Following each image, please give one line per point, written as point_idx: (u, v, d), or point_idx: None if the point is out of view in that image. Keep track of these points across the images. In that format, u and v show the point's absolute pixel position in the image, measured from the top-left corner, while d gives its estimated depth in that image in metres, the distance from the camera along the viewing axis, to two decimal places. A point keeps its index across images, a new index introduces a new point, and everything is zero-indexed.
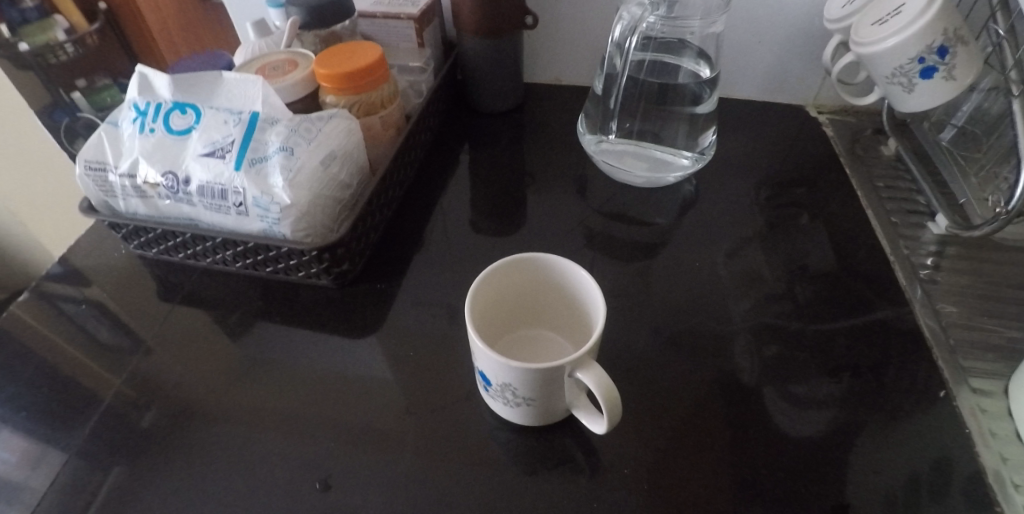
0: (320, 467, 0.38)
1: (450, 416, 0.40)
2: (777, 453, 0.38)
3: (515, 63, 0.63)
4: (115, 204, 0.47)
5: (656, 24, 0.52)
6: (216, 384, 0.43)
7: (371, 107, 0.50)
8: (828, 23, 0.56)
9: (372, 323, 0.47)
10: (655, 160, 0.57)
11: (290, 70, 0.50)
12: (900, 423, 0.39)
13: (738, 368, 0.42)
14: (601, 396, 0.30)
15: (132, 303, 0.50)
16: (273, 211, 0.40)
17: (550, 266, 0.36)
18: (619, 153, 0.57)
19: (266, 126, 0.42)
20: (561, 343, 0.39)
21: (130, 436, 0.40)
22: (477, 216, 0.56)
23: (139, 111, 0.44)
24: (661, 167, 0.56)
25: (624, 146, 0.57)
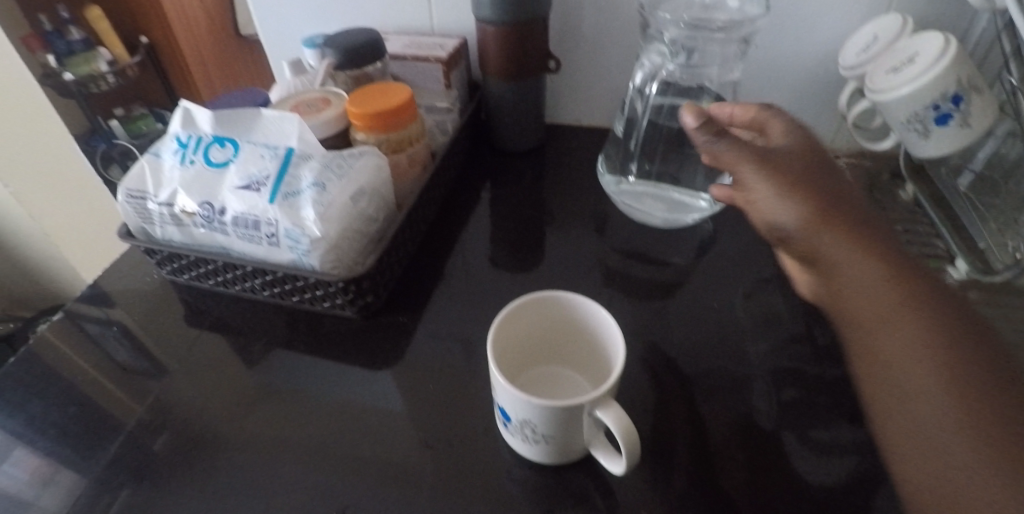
0: (337, 497, 0.38)
1: (467, 450, 0.40)
2: (799, 502, 0.37)
3: (537, 104, 0.65)
4: (152, 231, 0.49)
5: (675, 71, 0.55)
6: (238, 411, 0.44)
7: (399, 144, 0.51)
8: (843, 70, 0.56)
9: (393, 354, 0.47)
10: (673, 203, 0.57)
11: (323, 107, 0.52)
12: None
13: (757, 411, 0.42)
14: (620, 436, 0.30)
15: (161, 327, 0.51)
16: (304, 243, 0.42)
17: (570, 304, 0.37)
18: (638, 195, 0.59)
19: (300, 162, 0.44)
20: (580, 381, 0.40)
21: (153, 459, 0.41)
22: (498, 250, 0.57)
23: (181, 143, 0.47)
24: (680, 209, 0.57)
25: (643, 189, 0.59)
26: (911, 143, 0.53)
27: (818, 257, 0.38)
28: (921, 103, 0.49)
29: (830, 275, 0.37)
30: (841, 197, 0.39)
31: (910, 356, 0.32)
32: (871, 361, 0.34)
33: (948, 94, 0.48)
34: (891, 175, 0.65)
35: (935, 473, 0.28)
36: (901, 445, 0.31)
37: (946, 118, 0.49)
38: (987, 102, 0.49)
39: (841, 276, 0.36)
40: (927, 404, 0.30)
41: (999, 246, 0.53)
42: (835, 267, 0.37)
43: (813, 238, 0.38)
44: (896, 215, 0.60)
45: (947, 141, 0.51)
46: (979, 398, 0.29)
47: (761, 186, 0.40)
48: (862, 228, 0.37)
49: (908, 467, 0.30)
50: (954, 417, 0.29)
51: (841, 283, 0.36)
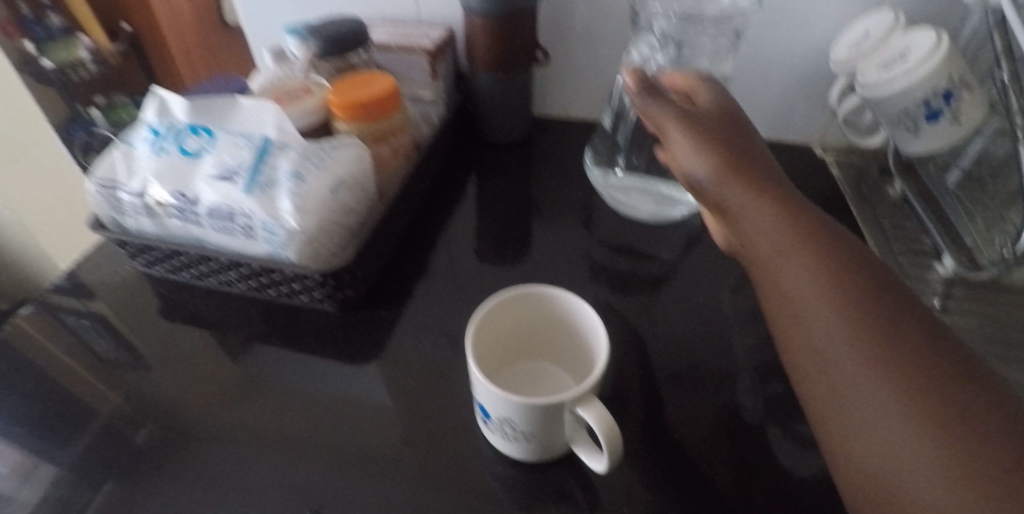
0: (314, 495, 0.37)
1: (449, 447, 0.40)
2: (783, 498, 0.37)
3: (525, 95, 0.64)
4: (123, 221, 0.47)
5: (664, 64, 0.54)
6: (213, 406, 0.43)
7: (380, 135, 0.50)
8: (833, 65, 0.55)
9: (374, 349, 0.46)
10: (661, 196, 0.57)
11: (303, 96, 0.51)
12: None
13: (743, 407, 0.42)
14: (602, 435, 0.29)
15: (135, 320, 0.49)
16: (280, 235, 0.41)
17: (553, 300, 0.36)
18: (625, 189, 0.58)
19: (277, 151, 0.43)
20: (564, 379, 0.39)
21: (123, 456, 0.39)
22: (484, 243, 0.56)
23: (155, 132, 0.45)
24: (668, 204, 0.57)
25: (631, 182, 0.58)
26: (900, 140, 0.53)
27: (727, 211, 0.38)
28: (912, 101, 0.49)
29: (736, 228, 0.37)
30: (747, 154, 0.39)
31: (812, 296, 0.30)
32: (776, 308, 0.33)
33: (939, 91, 0.47)
34: (879, 170, 0.65)
35: (846, 409, 0.27)
36: (810, 387, 0.29)
37: (937, 115, 0.49)
38: (978, 99, 0.49)
39: (746, 227, 0.36)
40: (832, 342, 0.29)
41: (986, 241, 0.52)
42: (743, 218, 0.36)
43: (724, 192, 0.37)
44: (882, 211, 0.60)
45: (937, 138, 0.51)
46: (879, 330, 0.28)
47: (683, 142, 0.41)
48: (767, 182, 0.37)
49: (818, 405, 0.29)
50: (858, 350, 0.28)
51: (744, 234, 0.36)
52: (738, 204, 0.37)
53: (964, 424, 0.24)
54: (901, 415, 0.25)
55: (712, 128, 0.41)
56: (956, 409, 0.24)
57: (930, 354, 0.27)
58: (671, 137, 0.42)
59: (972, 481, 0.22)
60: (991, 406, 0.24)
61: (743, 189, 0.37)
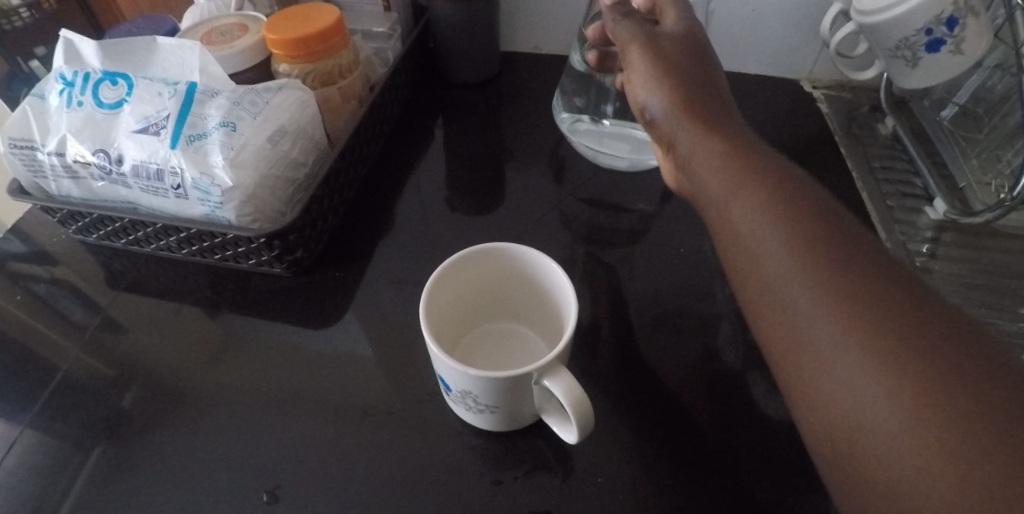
0: (268, 476, 0.35)
1: (414, 416, 0.37)
2: (763, 456, 0.35)
3: (491, 29, 0.58)
4: (45, 185, 0.42)
5: None
6: (159, 385, 0.39)
7: (328, 77, 0.45)
8: None
9: (331, 314, 0.43)
10: (638, 140, 0.51)
11: (239, 35, 0.45)
12: None
13: (723, 363, 0.39)
14: (570, 406, 0.27)
15: (71, 294, 0.45)
16: (214, 194, 0.37)
17: (518, 256, 0.33)
18: (598, 135, 0.52)
19: (205, 99, 0.38)
20: (535, 341, 0.36)
21: (63, 445, 0.37)
22: (453, 194, 0.52)
23: (66, 81, 0.40)
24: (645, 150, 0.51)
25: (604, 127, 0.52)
26: (897, 72, 0.49)
27: (676, 148, 0.34)
28: (912, 28, 0.44)
29: (683, 164, 0.33)
30: (703, 80, 0.35)
31: (766, 231, 0.27)
32: (727, 246, 0.29)
33: (943, 17, 0.42)
34: (870, 107, 0.61)
35: (804, 355, 0.24)
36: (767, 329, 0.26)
37: (939, 45, 0.44)
38: (983, 27, 0.44)
39: (696, 162, 0.32)
40: (790, 282, 0.25)
41: (980, 184, 0.50)
42: (693, 152, 0.32)
43: (674, 124, 0.34)
44: (873, 150, 0.56)
45: (936, 71, 0.46)
46: (840, 266, 0.25)
47: (640, 66, 0.36)
48: (717, 114, 0.34)
49: (775, 347, 0.26)
50: (820, 297, 0.24)
51: (691, 170, 0.33)
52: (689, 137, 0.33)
53: (935, 371, 0.21)
54: (864, 363, 0.22)
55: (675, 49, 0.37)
56: (927, 353, 0.21)
57: (897, 291, 0.24)
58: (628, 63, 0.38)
59: (942, 435, 0.20)
60: (962, 348, 0.22)
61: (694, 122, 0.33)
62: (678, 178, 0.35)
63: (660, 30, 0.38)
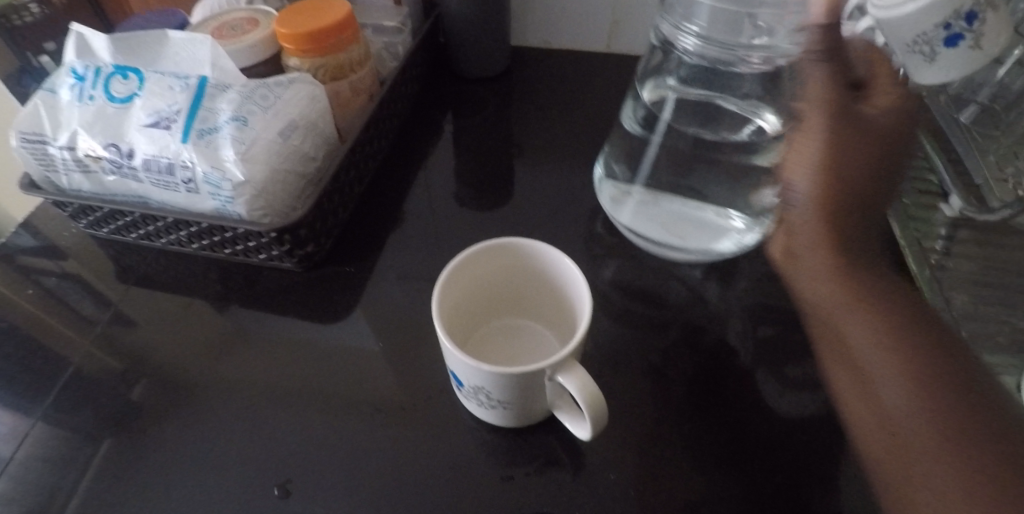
0: (280, 470, 0.35)
1: (424, 411, 0.37)
2: (776, 454, 0.34)
3: (501, 23, 0.57)
4: (57, 179, 0.42)
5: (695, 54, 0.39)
6: (171, 378, 0.39)
7: (338, 71, 0.45)
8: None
9: (341, 309, 0.43)
10: (712, 225, 0.41)
11: (249, 29, 0.45)
12: None
13: (735, 360, 0.39)
14: (584, 402, 0.27)
15: (83, 288, 0.46)
16: (226, 188, 0.36)
17: (531, 253, 0.32)
18: (655, 220, 0.42)
19: (216, 93, 0.38)
20: (547, 337, 0.36)
21: (75, 439, 0.37)
22: (462, 190, 0.52)
23: (78, 76, 0.40)
24: (722, 237, 0.41)
25: (663, 212, 0.42)
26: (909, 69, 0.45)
27: (791, 235, 0.33)
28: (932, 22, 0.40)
29: (798, 266, 0.33)
30: (874, 182, 0.31)
31: (874, 347, 0.29)
32: (821, 326, 0.33)
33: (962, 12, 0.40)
34: None
35: (897, 457, 0.27)
36: (849, 404, 0.31)
37: (956, 40, 0.42)
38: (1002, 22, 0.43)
39: (807, 258, 0.32)
40: (891, 395, 0.28)
41: None
42: (806, 250, 0.32)
43: (805, 226, 0.32)
44: None
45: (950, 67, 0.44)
46: (945, 397, 0.27)
47: (810, 149, 0.31)
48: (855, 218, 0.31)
49: (856, 416, 0.30)
50: (917, 403, 0.27)
51: (801, 268, 0.33)
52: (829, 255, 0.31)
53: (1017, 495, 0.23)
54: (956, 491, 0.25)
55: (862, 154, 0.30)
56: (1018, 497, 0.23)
57: (1000, 424, 0.26)
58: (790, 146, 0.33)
59: None
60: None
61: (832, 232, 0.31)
62: (786, 263, 0.35)
63: (859, 110, 0.31)
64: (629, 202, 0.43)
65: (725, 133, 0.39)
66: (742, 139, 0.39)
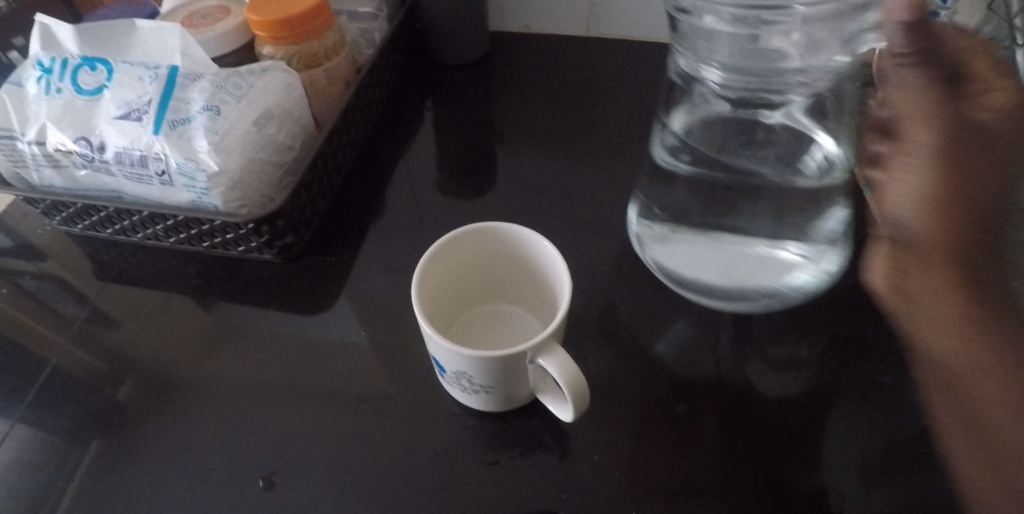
0: (265, 462, 0.35)
1: (410, 399, 0.37)
2: (757, 431, 0.35)
3: (478, 8, 0.57)
4: (27, 175, 0.41)
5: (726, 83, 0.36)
6: (154, 374, 0.39)
7: (313, 58, 0.44)
8: None
9: (324, 300, 0.43)
10: (764, 257, 0.37)
11: (221, 17, 0.44)
12: (882, 391, 0.37)
13: (717, 354, 0.39)
14: (565, 383, 0.27)
15: (60, 286, 0.45)
16: (200, 180, 0.36)
17: (512, 238, 0.32)
18: (698, 264, 0.38)
19: (188, 82, 0.37)
20: (530, 322, 0.36)
21: (59, 437, 0.36)
22: (443, 177, 0.52)
23: (44, 68, 0.39)
24: (778, 275, 0.36)
25: (707, 255, 0.38)
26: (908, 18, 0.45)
27: (903, 272, 0.29)
28: None
29: (905, 284, 0.29)
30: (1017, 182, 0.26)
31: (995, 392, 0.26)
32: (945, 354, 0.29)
33: None
34: None
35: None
36: (961, 439, 0.28)
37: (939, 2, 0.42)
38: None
39: (926, 302, 0.28)
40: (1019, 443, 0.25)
41: None
42: (909, 267, 0.29)
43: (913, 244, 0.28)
44: None
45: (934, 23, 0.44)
46: None
47: (915, 182, 0.26)
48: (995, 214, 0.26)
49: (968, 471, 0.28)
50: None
51: (914, 285, 0.28)
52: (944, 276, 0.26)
53: None
54: None
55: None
56: None
57: None
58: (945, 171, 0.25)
59: None
60: None
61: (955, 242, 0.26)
62: (895, 299, 0.31)
63: (969, 113, 0.26)
64: (670, 241, 0.39)
65: (781, 173, 0.36)
66: (809, 172, 0.36)
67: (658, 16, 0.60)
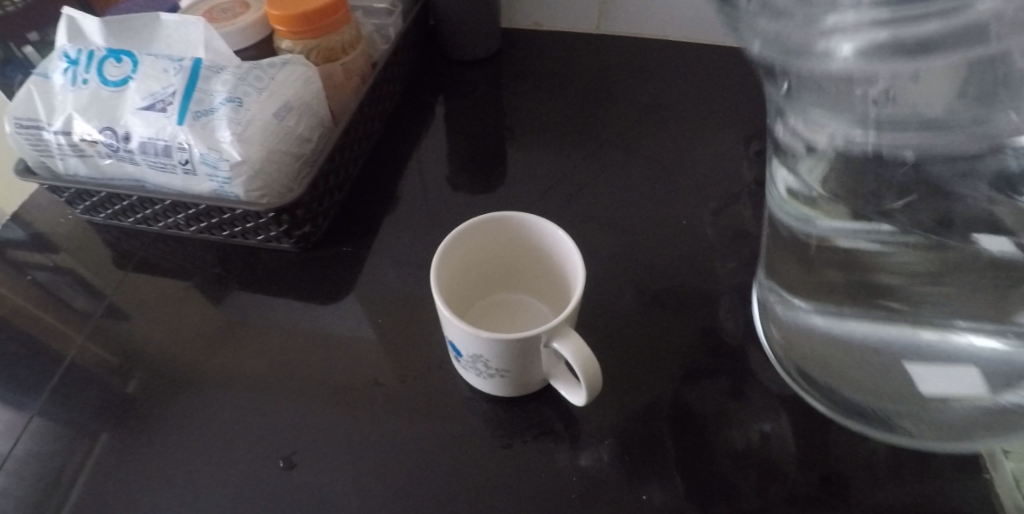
0: (285, 443, 0.36)
1: (424, 384, 0.38)
2: (763, 421, 0.36)
3: (491, 5, 0.58)
4: (52, 164, 0.42)
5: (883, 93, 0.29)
6: (179, 359, 0.41)
7: (331, 53, 0.45)
8: None
9: (340, 289, 0.44)
10: (939, 349, 0.34)
11: (241, 12, 0.45)
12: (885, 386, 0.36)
13: (726, 346, 0.40)
14: (580, 367, 0.28)
15: (86, 273, 0.46)
16: (222, 169, 0.37)
17: (527, 227, 0.33)
18: (867, 367, 0.35)
19: (210, 74, 0.38)
20: (543, 311, 0.37)
21: (92, 414, 0.38)
22: (455, 172, 0.53)
23: (70, 60, 0.40)
24: (969, 377, 0.33)
25: (866, 356, 0.36)
26: None
27: None
28: None
29: None
30: None
31: None
32: None
33: None
34: None
35: None
36: None
37: None
38: None
39: None
40: None
41: None
42: None
43: None
44: None
45: None
46: None
47: None
48: None
49: None
50: None
51: None
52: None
53: None
54: None
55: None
56: None
57: None
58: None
59: None
60: None
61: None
62: None
63: None
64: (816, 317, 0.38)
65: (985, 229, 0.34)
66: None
67: (668, 14, 0.61)
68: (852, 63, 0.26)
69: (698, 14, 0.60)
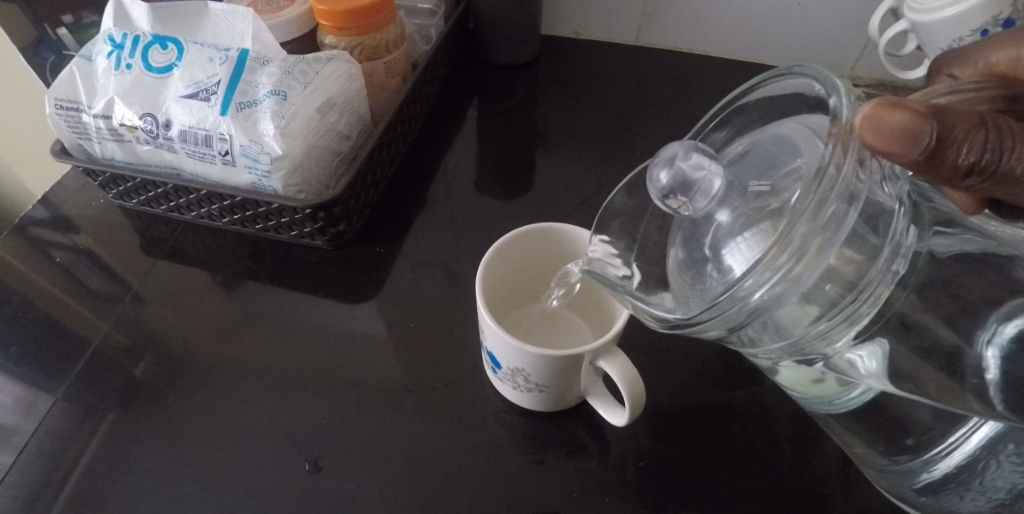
0: (310, 446, 0.35)
1: (452, 393, 0.38)
2: (804, 457, 0.35)
3: (532, 11, 0.57)
4: (89, 147, 0.42)
5: (794, 275, 0.21)
6: (204, 348, 0.40)
7: (374, 51, 0.45)
8: (912, 12, 0.45)
9: (371, 288, 0.43)
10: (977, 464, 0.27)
11: (285, 5, 0.44)
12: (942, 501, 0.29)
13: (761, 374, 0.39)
14: (624, 386, 0.28)
15: (114, 255, 0.46)
16: (263, 162, 0.37)
17: (568, 238, 0.33)
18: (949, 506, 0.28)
19: (256, 66, 0.38)
20: (577, 324, 0.36)
21: (112, 397, 0.37)
22: (484, 176, 0.52)
23: (115, 44, 0.40)
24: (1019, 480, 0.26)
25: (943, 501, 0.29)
26: None
27: None
28: (967, 28, 0.42)
29: None
30: None
31: None
32: None
33: (1000, 18, 0.41)
34: None
35: None
36: None
37: (1012, 22, 0.41)
38: None
39: None
40: None
41: None
42: None
43: None
44: None
45: None
46: None
47: None
48: None
49: None
50: None
51: None
52: (1004, 178, 0.19)
53: None
54: None
55: (889, 145, 0.18)
56: None
57: None
58: (856, 115, 0.19)
59: None
60: None
61: (944, 136, 0.19)
62: None
63: None
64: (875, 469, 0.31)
65: (886, 270, 0.25)
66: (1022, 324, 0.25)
67: (708, 29, 0.60)
68: (749, 314, 0.22)
69: (738, 33, 0.60)
